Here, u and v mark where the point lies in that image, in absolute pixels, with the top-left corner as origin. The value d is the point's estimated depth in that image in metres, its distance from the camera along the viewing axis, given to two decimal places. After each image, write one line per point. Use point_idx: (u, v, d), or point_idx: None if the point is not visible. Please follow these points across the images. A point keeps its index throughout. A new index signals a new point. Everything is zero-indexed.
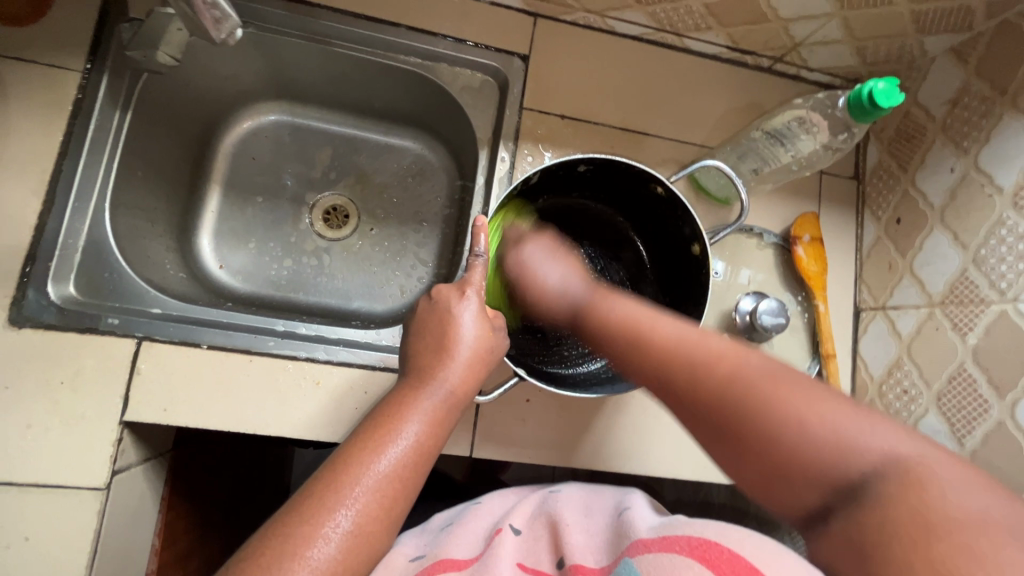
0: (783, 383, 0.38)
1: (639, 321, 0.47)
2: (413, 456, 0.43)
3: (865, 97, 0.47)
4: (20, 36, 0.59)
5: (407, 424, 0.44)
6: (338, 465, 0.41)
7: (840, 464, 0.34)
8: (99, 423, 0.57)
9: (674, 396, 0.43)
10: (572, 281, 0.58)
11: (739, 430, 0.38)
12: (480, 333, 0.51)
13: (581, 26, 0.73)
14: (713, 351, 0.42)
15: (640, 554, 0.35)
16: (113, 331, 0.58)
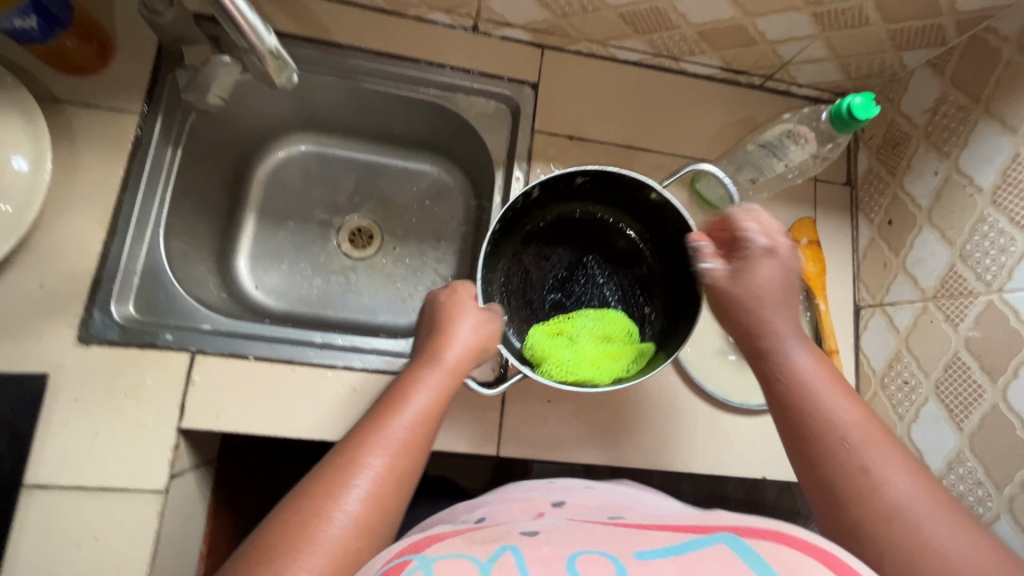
0: (903, 486, 0.43)
1: (821, 394, 0.47)
2: (412, 443, 0.47)
3: (844, 111, 0.52)
4: (86, 83, 0.67)
5: (411, 403, 0.50)
6: (348, 450, 0.46)
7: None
8: (158, 431, 0.62)
9: (828, 471, 0.45)
10: (782, 315, 0.51)
11: (880, 523, 0.41)
12: (472, 336, 0.57)
13: (585, 55, 0.79)
14: (877, 453, 0.44)
15: (753, 538, 0.36)
16: (168, 345, 0.64)
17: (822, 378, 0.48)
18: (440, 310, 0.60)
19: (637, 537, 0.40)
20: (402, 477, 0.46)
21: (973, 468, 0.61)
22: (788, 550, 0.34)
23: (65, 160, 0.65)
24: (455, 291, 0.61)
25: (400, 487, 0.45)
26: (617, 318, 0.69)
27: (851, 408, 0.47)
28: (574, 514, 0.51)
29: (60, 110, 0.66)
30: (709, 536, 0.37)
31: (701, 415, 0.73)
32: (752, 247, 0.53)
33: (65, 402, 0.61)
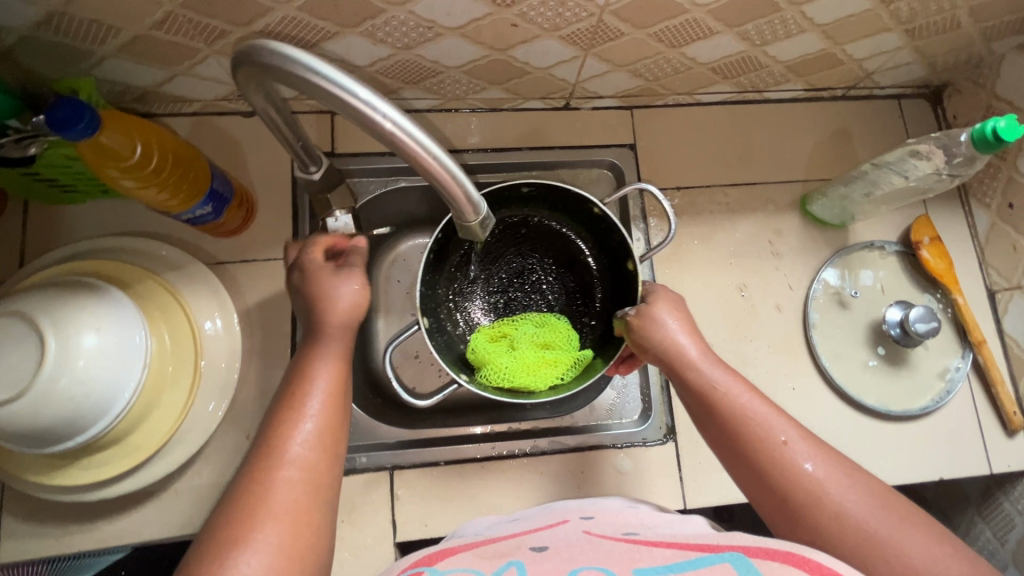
0: (835, 485, 0.50)
1: (742, 407, 0.55)
2: (321, 455, 0.49)
3: (988, 133, 0.54)
4: (243, 241, 0.72)
5: (296, 462, 0.47)
6: (251, 476, 0.46)
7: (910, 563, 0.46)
8: (379, 548, 0.67)
9: (770, 477, 0.52)
10: (690, 341, 0.60)
11: (824, 517, 0.49)
12: (350, 300, 0.59)
13: (673, 106, 0.82)
14: (807, 458, 0.52)
15: (759, 557, 0.40)
16: (367, 467, 0.70)
17: (734, 388, 0.57)
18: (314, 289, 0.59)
19: (647, 555, 0.45)
20: (320, 489, 0.48)
21: None
22: (772, 560, 0.39)
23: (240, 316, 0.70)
24: (335, 289, 0.59)
25: (321, 515, 0.47)
26: (557, 328, 0.75)
27: (770, 414, 0.55)
28: (592, 526, 0.55)
29: (226, 272, 0.71)
30: (718, 555, 0.41)
31: (866, 430, 0.75)
32: (657, 298, 0.64)
33: None
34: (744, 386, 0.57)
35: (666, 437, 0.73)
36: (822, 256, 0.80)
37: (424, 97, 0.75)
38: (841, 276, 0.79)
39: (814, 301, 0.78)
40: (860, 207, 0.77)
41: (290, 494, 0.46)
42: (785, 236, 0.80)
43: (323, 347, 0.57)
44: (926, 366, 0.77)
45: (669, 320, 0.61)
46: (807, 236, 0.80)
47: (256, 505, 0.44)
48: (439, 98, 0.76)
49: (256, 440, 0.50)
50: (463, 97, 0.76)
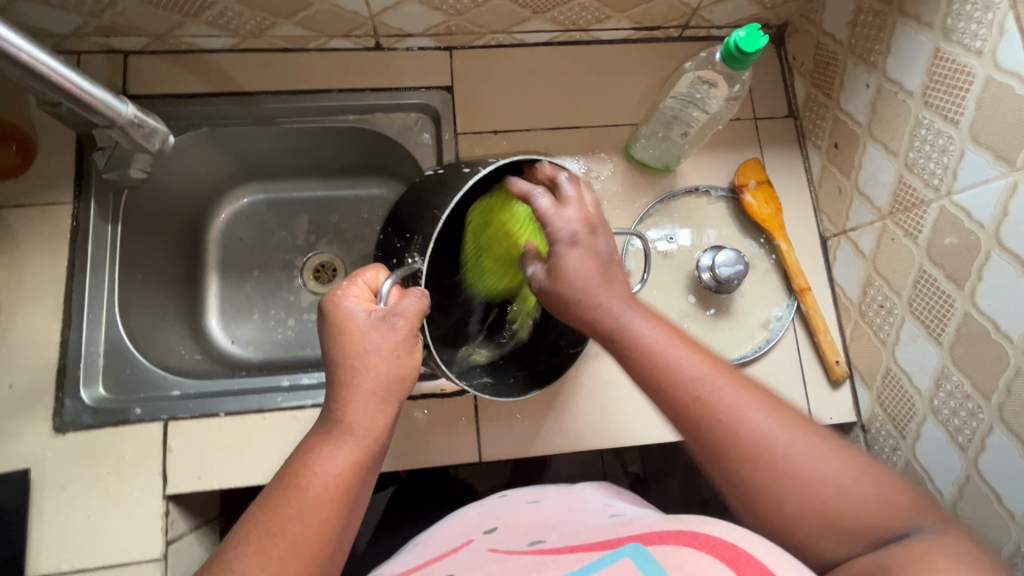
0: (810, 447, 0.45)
1: (669, 360, 0.48)
2: (325, 531, 0.45)
3: (732, 49, 0.51)
4: (19, 184, 0.69)
5: (301, 531, 0.44)
6: (239, 550, 0.44)
7: (833, 501, 0.43)
8: (145, 501, 0.64)
9: (720, 463, 0.46)
10: (598, 275, 0.52)
11: (776, 488, 0.44)
12: (382, 355, 0.48)
13: (494, 46, 0.78)
14: (776, 430, 0.45)
15: (656, 545, 0.41)
16: (141, 419, 0.66)
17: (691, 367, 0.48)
18: (337, 343, 0.49)
19: (552, 563, 0.44)
20: (316, 564, 0.44)
21: (960, 381, 0.58)
22: (689, 552, 0.39)
23: (12, 262, 0.67)
24: (344, 307, 0.50)
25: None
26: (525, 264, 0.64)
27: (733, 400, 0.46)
28: (499, 542, 0.52)
29: None
30: (615, 551, 0.42)
31: None
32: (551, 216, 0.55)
33: (54, 491, 0.63)
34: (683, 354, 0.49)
35: (466, 390, 0.70)
36: (644, 202, 0.76)
37: (216, 35, 0.72)
38: (663, 223, 0.75)
39: (631, 249, 0.75)
40: (679, 148, 0.74)
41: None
42: (607, 181, 0.76)
43: (357, 398, 0.48)
44: (744, 316, 0.74)
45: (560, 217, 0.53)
46: (630, 181, 0.76)
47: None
48: (233, 35, 0.72)
49: (266, 496, 0.46)
50: (259, 34, 0.73)
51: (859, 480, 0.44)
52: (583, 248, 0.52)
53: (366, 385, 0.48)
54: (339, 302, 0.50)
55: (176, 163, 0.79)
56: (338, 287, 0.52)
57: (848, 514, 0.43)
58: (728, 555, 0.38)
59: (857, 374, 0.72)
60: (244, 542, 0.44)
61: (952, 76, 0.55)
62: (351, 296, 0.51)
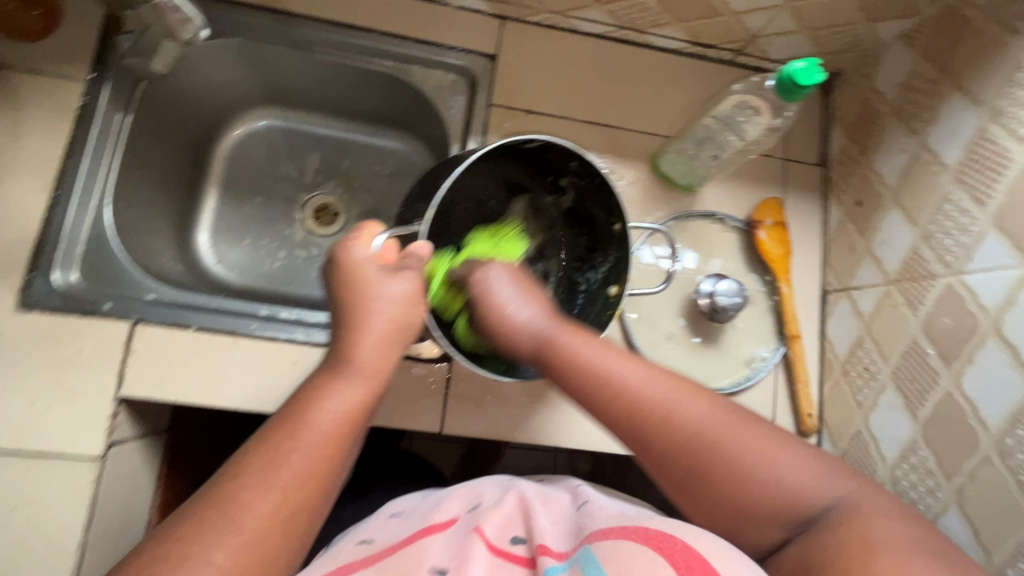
0: (723, 433, 0.45)
1: (599, 370, 0.50)
2: (322, 466, 0.43)
3: (787, 78, 0.49)
4: (35, 50, 0.66)
5: (299, 458, 0.42)
6: (232, 477, 0.40)
7: (768, 491, 0.43)
8: (96, 398, 0.63)
9: (648, 459, 0.47)
10: (535, 312, 0.55)
11: (713, 477, 0.44)
12: (395, 302, 0.49)
13: (546, 27, 0.77)
14: (696, 413, 0.46)
15: (600, 542, 0.45)
16: (109, 315, 0.64)
17: (611, 363, 0.50)
18: (347, 292, 0.49)
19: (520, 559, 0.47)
20: (316, 496, 0.42)
21: (926, 457, 0.58)
22: (668, 570, 0.38)
23: (8, 128, 0.65)
24: (348, 256, 0.49)
25: (311, 514, 0.42)
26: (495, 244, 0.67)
27: (654, 383, 0.49)
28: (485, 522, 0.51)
29: (7, 77, 0.65)
30: (596, 569, 0.41)
31: None
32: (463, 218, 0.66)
33: (6, 368, 0.61)
34: (617, 351, 0.51)
35: (442, 359, 0.69)
36: (659, 216, 0.75)
37: None
38: (670, 241, 0.75)
39: (636, 260, 0.74)
40: (704, 169, 0.73)
41: (266, 508, 0.39)
42: (626, 187, 0.75)
43: (368, 340, 0.48)
44: (729, 349, 0.74)
45: (504, 288, 0.56)
46: (650, 192, 0.75)
47: (218, 513, 0.38)
48: None
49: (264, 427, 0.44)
50: None
51: (788, 457, 0.44)
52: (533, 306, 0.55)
53: (378, 330, 0.48)
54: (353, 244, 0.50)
55: (200, 67, 0.77)
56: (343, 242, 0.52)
57: (783, 500, 0.43)
58: (699, 571, 0.37)
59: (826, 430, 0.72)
60: (241, 471, 0.41)
61: (990, 158, 0.55)
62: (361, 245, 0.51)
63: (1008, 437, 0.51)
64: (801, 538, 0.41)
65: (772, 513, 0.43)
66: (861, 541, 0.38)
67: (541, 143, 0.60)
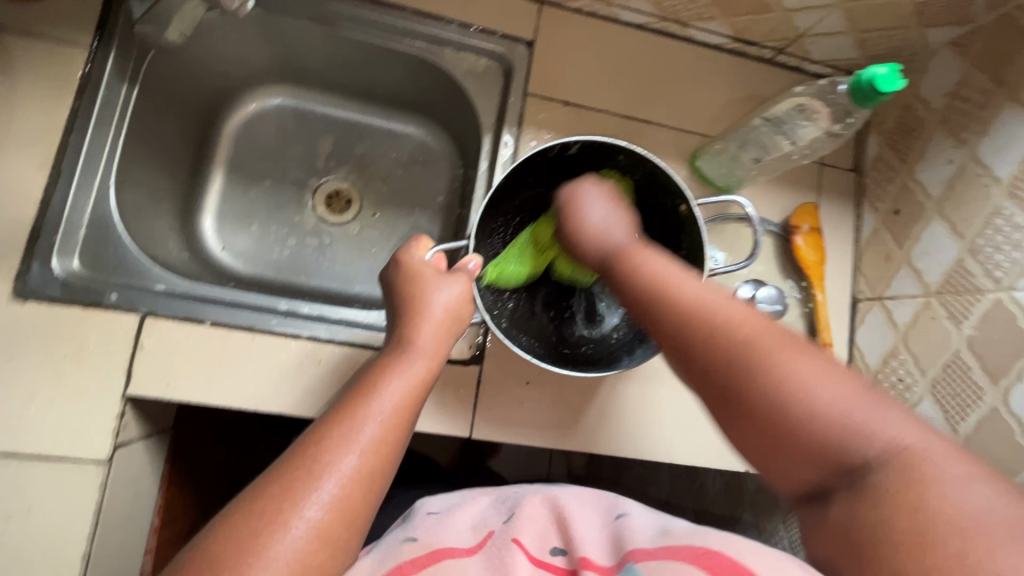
0: (781, 346, 0.39)
1: (655, 275, 0.47)
2: (394, 434, 0.45)
3: (866, 83, 0.47)
4: (32, 11, 0.60)
5: (370, 424, 0.44)
6: (313, 446, 0.42)
7: (825, 414, 0.36)
8: (101, 397, 0.58)
9: (683, 354, 0.43)
10: (619, 229, 0.55)
11: (737, 393, 0.39)
12: (450, 300, 0.54)
13: (585, 14, 0.73)
14: (752, 329, 0.41)
15: (661, 560, 0.40)
16: (115, 307, 0.59)
17: (672, 273, 0.47)
18: (406, 286, 0.55)
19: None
20: (388, 463, 0.44)
21: None
22: (681, 563, 0.39)
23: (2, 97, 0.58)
24: (405, 260, 0.56)
25: (381, 480, 0.43)
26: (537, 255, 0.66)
27: (714, 296, 0.44)
28: (522, 533, 0.48)
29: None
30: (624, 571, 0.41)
31: (685, 405, 0.69)
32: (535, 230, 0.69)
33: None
34: (685, 267, 0.48)
35: (473, 362, 0.66)
36: None
37: None
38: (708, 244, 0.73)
39: None
40: (745, 172, 0.71)
41: (346, 472, 0.41)
42: None
43: (427, 324, 0.52)
44: None
45: (595, 203, 0.57)
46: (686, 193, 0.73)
47: (301, 474, 0.41)
48: None
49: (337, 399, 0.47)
50: None
51: (852, 390, 0.37)
52: (608, 208, 0.57)
53: (432, 324, 0.53)
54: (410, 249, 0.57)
55: (211, 37, 0.71)
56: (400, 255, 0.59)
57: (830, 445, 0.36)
58: (711, 562, 0.37)
59: None
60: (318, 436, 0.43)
61: None
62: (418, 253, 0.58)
63: None
64: (842, 493, 0.35)
65: (817, 447, 0.36)
66: (911, 508, 0.31)
67: (583, 146, 0.61)
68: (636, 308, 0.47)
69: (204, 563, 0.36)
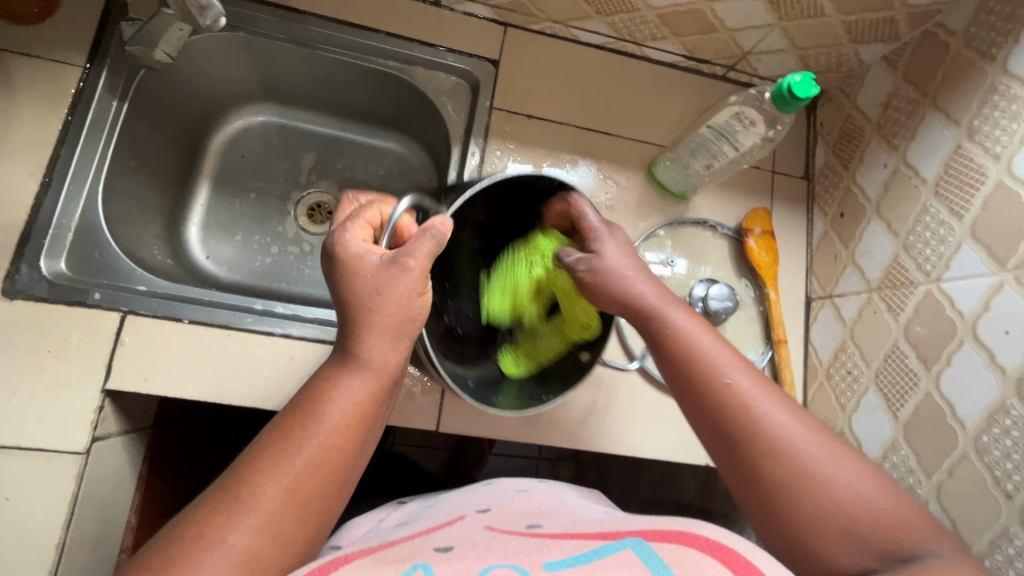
0: (824, 448, 0.41)
1: (705, 352, 0.47)
2: (332, 457, 0.42)
3: (785, 90, 0.53)
4: (31, 34, 0.65)
5: (304, 450, 0.41)
6: (250, 465, 0.40)
7: (870, 512, 0.39)
8: (82, 390, 0.61)
9: (738, 445, 0.43)
10: (637, 277, 0.53)
11: (747, 451, 0.43)
12: (398, 291, 0.46)
13: (547, 35, 0.79)
14: (798, 424, 0.43)
15: (658, 542, 0.39)
16: (98, 305, 0.63)
17: (721, 356, 0.47)
18: (346, 280, 0.47)
19: (553, 545, 0.43)
20: (324, 486, 0.42)
21: (907, 456, 0.61)
22: (695, 551, 0.37)
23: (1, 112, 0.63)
24: (348, 248, 0.48)
25: (312, 508, 0.41)
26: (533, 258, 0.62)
27: (761, 386, 0.45)
28: (494, 522, 0.50)
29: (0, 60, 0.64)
30: (617, 542, 0.41)
31: (645, 401, 0.72)
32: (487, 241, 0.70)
33: None
34: (729, 345, 0.49)
35: None
36: (652, 220, 0.77)
37: None
38: (670, 254, 0.77)
39: None
40: (697, 178, 0.76)
41: (275, 498, 0.39)
42: (622, 193, 0.77)
43: (376, 335, 0.46)
44: None
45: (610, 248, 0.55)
46: (644, 199, 0.77)
47: (233, 502, 0.38)
48: None
49: (279, 418, 0.44)
50: None
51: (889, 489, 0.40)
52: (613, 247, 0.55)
53: (377, 323, 0.46)
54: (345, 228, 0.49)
55: (199, 57, 0.76)
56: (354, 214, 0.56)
57: (862, 522, 0.38)
58: (729, 559, 0.36)
59: None
60: (253, 460, 0.41)
61: (967, 173, 0.59)
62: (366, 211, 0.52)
63: (984, 435, 0.54)
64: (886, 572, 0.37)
65: (865, 540, 0.38)
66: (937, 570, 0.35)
67: (565, 193, 0.61)
68: (686, 385, 0.47)
69: (153, 550, 0.37)
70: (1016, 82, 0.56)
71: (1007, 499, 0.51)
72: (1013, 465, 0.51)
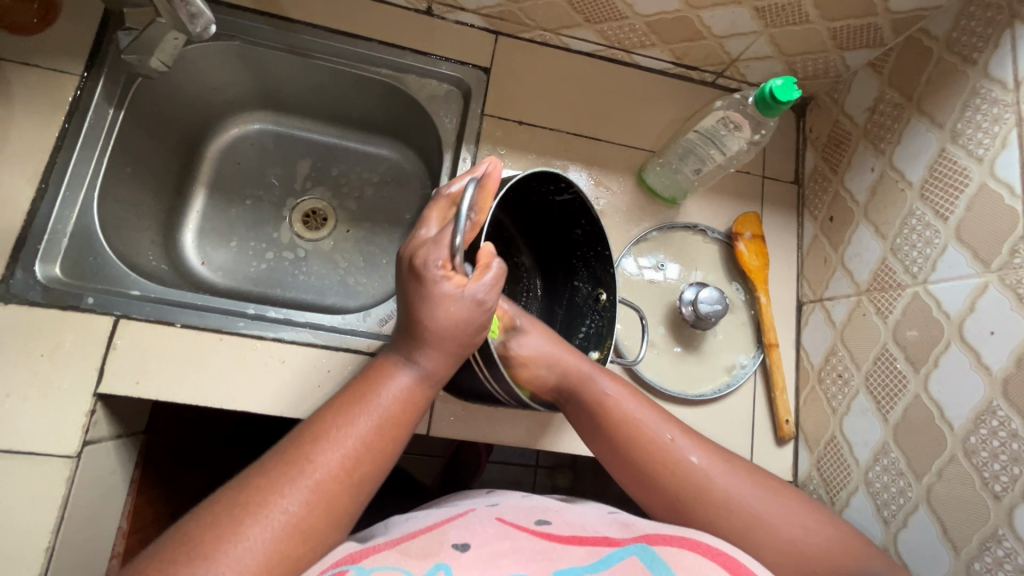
0: (763, 504, 0.50)
1: (652, 435, 0.53)
2: (387, 440, 0.44)
3: (767, 94, 0.55)
4: (29, 43, 0.66)
5: (361, 424, 0.44)
6: (304, 435, 0.42)
7: (809, 555, 0.48)
8: (74, 394, 0.61)
9: (699, 522, 0.50)
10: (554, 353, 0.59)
11: (684, 504, 0.50)
12: (468, 306, 0.47)
13: (538, 43, 0.80)
14: (741, 486, 0.50)
15: (662, 546, 0.41)
16: (92, 309, 0.63)
17: (668, 434, 0.53)
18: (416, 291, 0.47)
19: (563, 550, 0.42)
20: (379, 466, 0.44)
21: (897, 458, 0.61)
22: (698, 558, 0.40)
23: None
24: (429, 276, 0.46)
25: (363, 485, 0.42)
26: None
27: (705, 457, 0.52)
28: (504, 515, 0.47)
29: None
30: (621, 548, 0.41)
31: None
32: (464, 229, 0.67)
33: None
34: (666, 417, 0.55)
35: None
36: (643, 225, 0.77)
37: None
38: (661, 257, 0.77)
39: (622, 271, 0.75)
40: (687, 183, 0.76)
41: (331, 467, 0.41)
42: (613, 198, 0.78)
43: (440, 338, 0.47)
44: (709, 356, 0.76)
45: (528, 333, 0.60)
46: (635, 204, 0.78)
47: (292, 468, 0.40)
48: None
49: (334, 398, 0.46)
50: None
51: (817, 526, 0.49)
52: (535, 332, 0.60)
53: (442, 336, 0.47)
54: (430, 293, 0.46)
55: (195, 66, 0.77)
56: (418, 229, 0.50)
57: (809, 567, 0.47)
58: (732, 565, 0.39)
59: (802, 436, 0.74)
60: (310, 430, 0.43)
61: (951, 175, 0.59)
62: (440, 247, 0.47)
63: (972, 436, 0.54)
64: None
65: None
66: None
67: (571, 200, 0.63)
68: (640, 471, 0.52)
69: (200, 514, 0.38)
70: (998, 86, 0.56)
71: (995, 501, 0.51)
72: (1001, 466, 0.51)
